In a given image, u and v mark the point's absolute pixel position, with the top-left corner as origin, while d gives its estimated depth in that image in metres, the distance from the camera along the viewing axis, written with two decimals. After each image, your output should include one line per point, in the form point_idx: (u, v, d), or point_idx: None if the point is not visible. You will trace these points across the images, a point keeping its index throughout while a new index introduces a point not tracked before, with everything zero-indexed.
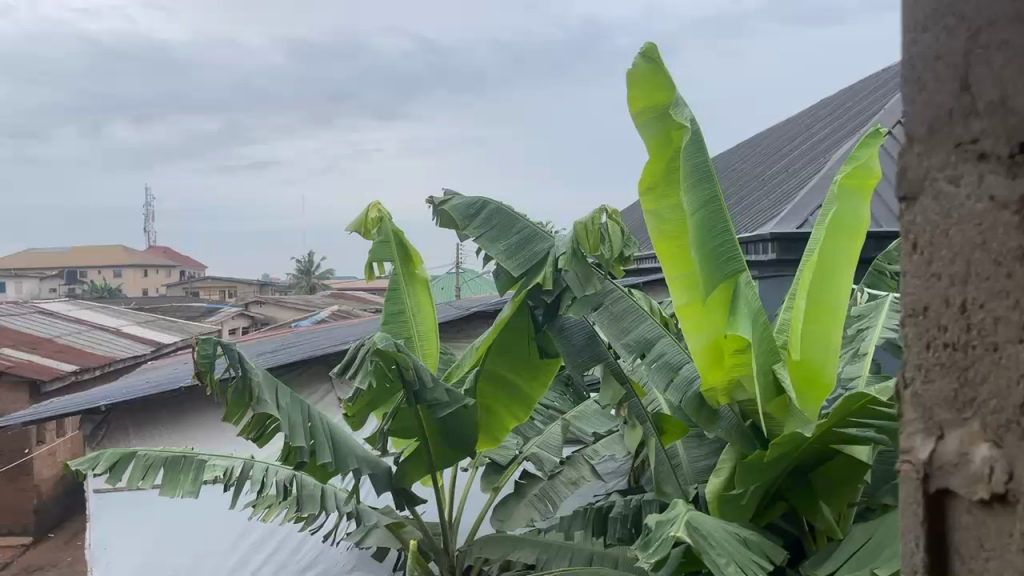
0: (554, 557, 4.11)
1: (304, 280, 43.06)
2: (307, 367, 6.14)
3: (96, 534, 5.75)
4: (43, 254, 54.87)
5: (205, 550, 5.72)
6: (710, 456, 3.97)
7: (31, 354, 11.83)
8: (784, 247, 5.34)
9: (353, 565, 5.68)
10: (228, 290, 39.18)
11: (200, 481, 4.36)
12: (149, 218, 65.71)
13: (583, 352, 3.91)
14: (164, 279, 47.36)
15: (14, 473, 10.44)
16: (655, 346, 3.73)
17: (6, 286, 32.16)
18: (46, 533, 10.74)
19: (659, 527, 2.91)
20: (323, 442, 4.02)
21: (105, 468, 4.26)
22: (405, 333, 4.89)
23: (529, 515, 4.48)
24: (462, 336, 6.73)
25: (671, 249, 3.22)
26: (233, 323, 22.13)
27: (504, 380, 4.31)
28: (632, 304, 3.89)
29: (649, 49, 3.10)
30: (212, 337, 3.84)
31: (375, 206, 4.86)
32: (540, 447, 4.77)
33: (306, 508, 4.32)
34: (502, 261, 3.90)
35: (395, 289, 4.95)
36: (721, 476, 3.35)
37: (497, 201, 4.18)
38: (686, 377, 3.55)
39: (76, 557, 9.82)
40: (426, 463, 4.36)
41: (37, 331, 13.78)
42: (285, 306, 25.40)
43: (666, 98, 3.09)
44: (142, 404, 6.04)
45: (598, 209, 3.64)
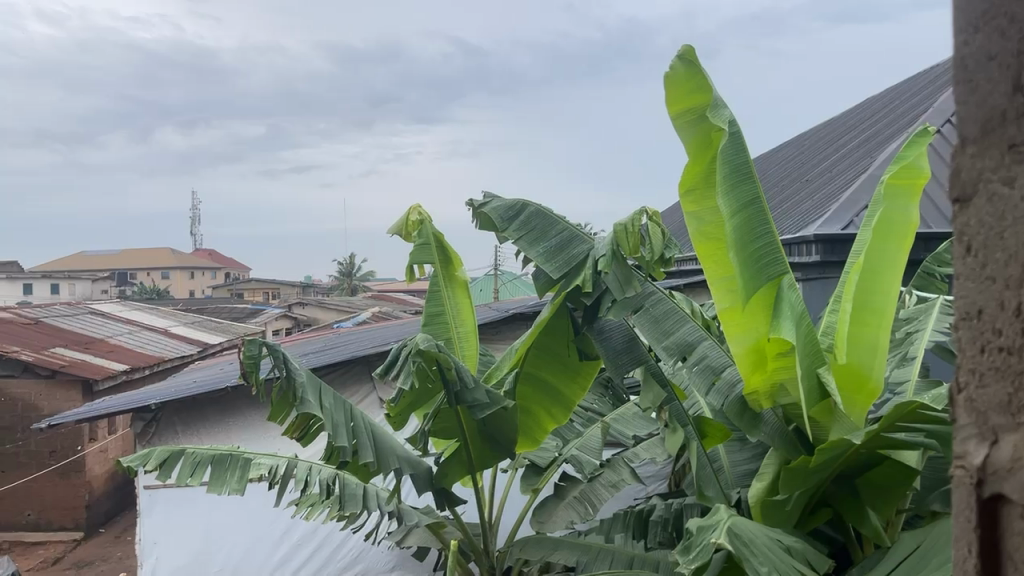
0: (597, 560, 4.09)
1: (345, 282, 43.63)
2: (349, 368, 6.23)
3: (145, 530, 5.89)
4: (93, 256, 56.34)
5: (249, 548, 5.85)
6: (752, 460, 3.94)
7: (84, 354, 12.19)
8: (829, 249, 5.26)
9: (393, 564, 5.77)
10: (272, 292, 40.02)
11: (246, 479, 4.44)
12: (196, 221, 67.35)
13: (623, 353, 3.90)
14: (209, 281, 48.41)
15: (66, 469, 10.74)
16: (696, 349, 3.70)
17: (60, 287, 33.30)
18: (96, 529, 11.02)
19: (699, 532, 2.89)
20: (365, 442, 4.06)
21: (155, 465, 4.36)
22: (445, 334, 4.94)
23: (569, 518, 4.48)
24: (502, 338, 6.78)
25: (712, 252, 3.19)
26: (276, 324, 22.50)
27: (543, 383, 4.32)
28: (673, 307, 3.87)
29: (687, 51, 3.09)
30: (258, 338, 3.91)
31: (415, 208, 4.90)
32: (580, 449, 4.76)
33: (348, 507, 4.38)
34: (541, 263, 3.90)
35: (436, 290, 5.00)
36: (763, 482, 3.32)
37: (536, 204, 4.20)
38: (729, 381, 3.52)
39: (126, 552, 10.06)
40: (466, 464, 4.39)
41: (89, 331, 14.19)
42: (327, 308, 25.78)
43: (704, 100, 3.08)
44: (190, 403, 6.18)
45: (638, 211, 3.63)
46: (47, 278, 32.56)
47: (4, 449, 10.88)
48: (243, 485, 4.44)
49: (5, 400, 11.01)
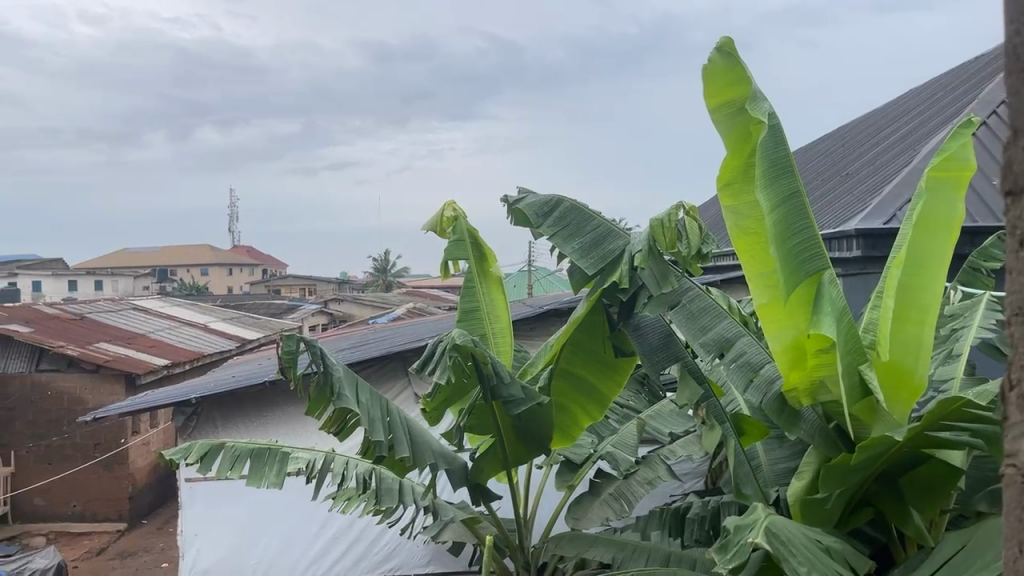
0: (633, 557, 4.06)
1: (380, 279, 43.96)
2: (385, 364, 6.28)
3: (187, 523, 5.94)
4: (135, 253, 57.49)
5: (287, 541, 5.93)
6: (791, 458, 3.88)
7: (127, 349, 12.45)
8: (871, 244, 5.15)
9: (428, 559, 5.89)
10: (308, 289, 40.54)
11: (284, 473, 4.49)
12: (234, 219, 68.48)
13: (659, 350, 3.87)
14: (247, 278, 49.16)
15: (110, 461, 10.99)
16: (734, 345, 3.65)
17: (104, 284, 34.06)
18: (139, 520, 11.27)
19: (737, 531, 2.85)
20: (401, 437, 4.08)
21: (195, 458, 4.43)
22: (480, 330, 4.94)
23: (605, 515, 4.47)
24: (537, 334, 6.77)
25: (751, 247, 3.15)
26: (312, 320, 22.77)
27: (579, 379, 4.31)
28: (711, 302, 3.82)
29: (725, 43, 3.05)
30: (295, 334, 3.94)
31: (450, 205, 4.90)
32: (615, 446, 4.73)
33: (384, 501, 4.41)
34: (576, 260, 3.88)
35: (470, 286, 5.01)
36: (803, 480, 3.27)
37: (571, 200, 4.18)
38: (767, 377, 3.47)
39: (168, 543, 10.27)
40: (501, 460, 4.39)
41: (132, 327, 14.50)
42: (362, 304, 26.02)
43: (742, 92, 3.03)
44: (229, 397, 6.28)
45: (675, 206, 3.59)
46: (92, 275, 33.33)
47: (51, 441, 11.17)
48: (281, 478, 4.48)
49: (51, 394, 11.30)
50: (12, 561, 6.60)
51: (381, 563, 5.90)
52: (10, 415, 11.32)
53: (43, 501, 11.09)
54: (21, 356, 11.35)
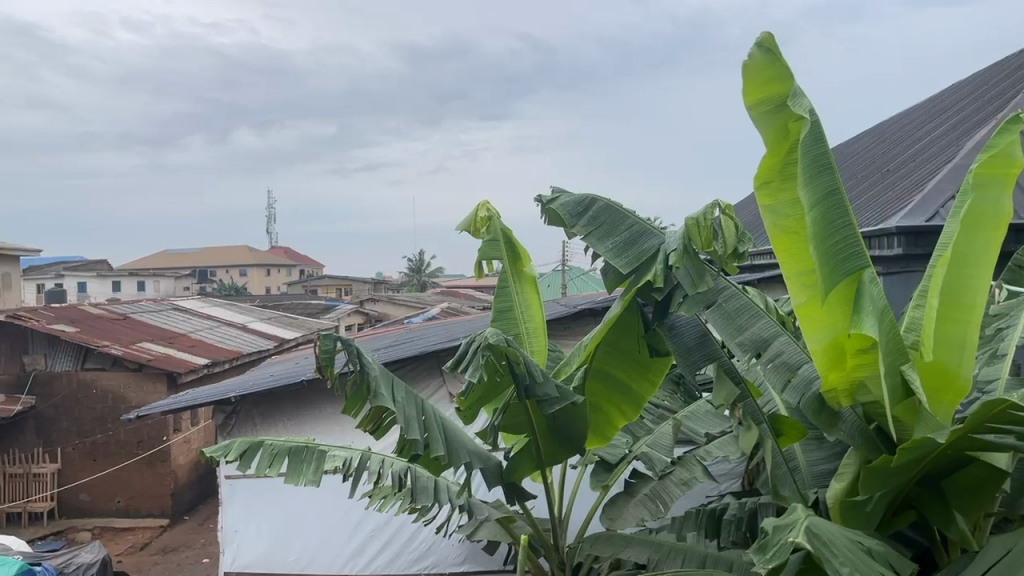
0: (669, 558, 4.02)
1: (415, 279, 44.23)
2: (419, 364, 6.33)
3: (227, 518, 6.09)
4: (175, 255, 58.61)
5: (325, 537, 6.01)
6: (830, 460, 3.83)
7: (168, 348, 12.72)
8: (912, 242, 5.04)
9: (463, 557, 5.91)
10: (344, 288, 41.01)
11: (321, 471, 4.53)
12: (271, 220, 69.64)
13: (695, 350, 3.85)
14: (285, 278, 49.83)
15: (152, 458, 11.23)
16: (771, 345, 3.62)
17: (146, 285, 34.82)
18: (181, 516, 11.49)
19: (776, 531, 2.82)
20: (436, 435, 4.11)
21: (235, 455, 4.50)
22: (514, 329, 4.95)
23: (640, 515, 4.42)
24: (570, 333, 6.77)
25: (789, 246, 3.10)
26: (348, 319, 23.01)
27: (614, 380, 4.30)
28: (747, 302, 3.79)
29: (767, 39, 3.00)
30: (332, 333, 3.99)
31: (484, 205, 4.93)
32: (650, 446, 4.71)
33: (420, 500, 4.44)
34: (610, 258, 3.86)
35: (504, 286, 5.03)
36: (843, 482, 3.24)
37: (605, 199, 4.18)
38: (805, 377, 3.44)
39: (208, 539, 10.46)
40: (536, 459, 4.39)
41: (173, 326, 14.79)
42: (397, 303, 26.21)
43: (783, 89, 2.99)
44: (267, 396, 6.37)
45: (710, 204, 3.57)
46: (134, 276, 34.07)
47: (96, 438, 11.44)
48: (319, 476, 4.52)
49: (96, 392, 11.56)
50: (58, 555, 6.76)
51: (416, 561, 5.94)
52: (57, 413, 11.61)
53: (88, 496, 11.36)
54: (69, 354, 11.68)
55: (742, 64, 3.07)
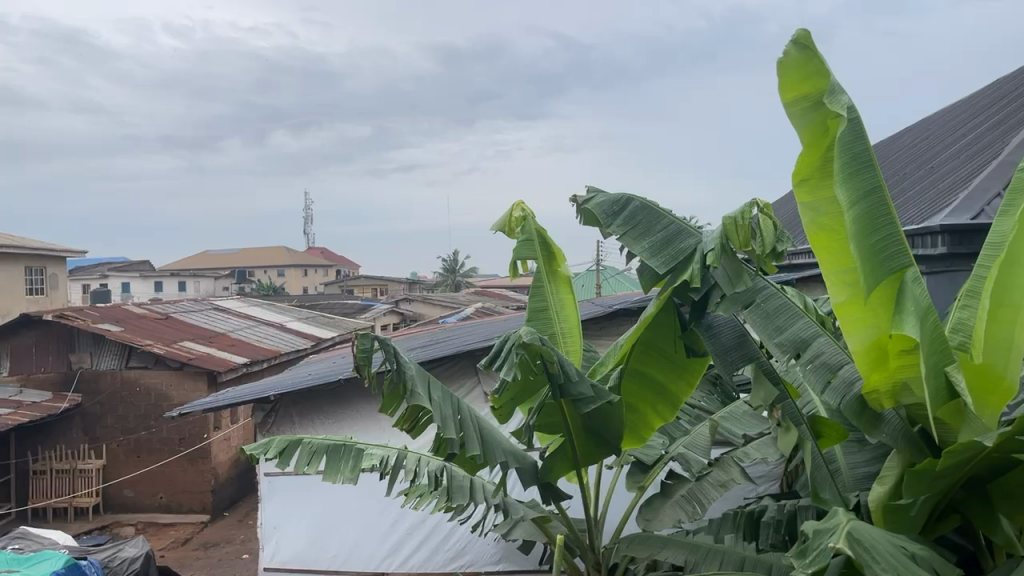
0: (706, 560, 3.97)
1: (450, 278, 44.44)
2: (453, 364, 6.37)
3: (267, 515, 6.18)
4: (215, 256, 59.66)
5: (362, 534, 6.07)
6: (872, 462, 3.77)
7: (208, 347, 12.94)
8: (957, 240, 4.94)
9: (499, 556, 5.94)
10: (379, 288, 41.39)
11: (359, 469, 4.57)
12: (308, 220, 70.53)
13: (732, 351, 3.81)
14: (321, 278, 50.42)
15: (194, 455, 11.45)
16: (811, 345, 3.57)
17: (187, 286, 35.46)
18: (222, 512, 11.69)
19: (817, 535, 2.79)
20: (472, 434, 4.12)
21: (275, 454, 4.57)
22: (549, 329, 4.94)
23: (676, 517, 4.41)
24: (606, 334, 6.75)
25: (829, 245, 3.05)
26: (383, 319, 23.24)
27: (651, 381, 4.27)
28: (786, 302, 3.74)
29: (803, 36, 2.97)
30: (369, 332, 4.02)
31: (518, 205, 4.94)
32: (687, 447, 4.68)
33: (456, 498, 4.45)
34: (647, 258, 3.84)
35: (539, 286, 5.04)
36: (886, 486, 3.20)
37: (642, 198, 4.16)
38: (846, 379, 3.39)
39: (248, 535, 10.62)
40: (571, 460, 4.38)
41: (212, 326, 15.05)
42: (432, 303, 26.35)
43: (821, 86, 2.94)
44: (305, 395, 6.46)
45: (748, 203, 3.53)
46: (176, 276, 34.83)
47: (140, 435, 11.68)
48: (356, 474, 4.56)
49: (139, 390, 11.80)
50: (103, 549, 6.92)
51: (452, 559, 5.96)
52: (102, 410, 11.88)
53: (131, 492, 11.64)
54: (114, 353, 11.96)
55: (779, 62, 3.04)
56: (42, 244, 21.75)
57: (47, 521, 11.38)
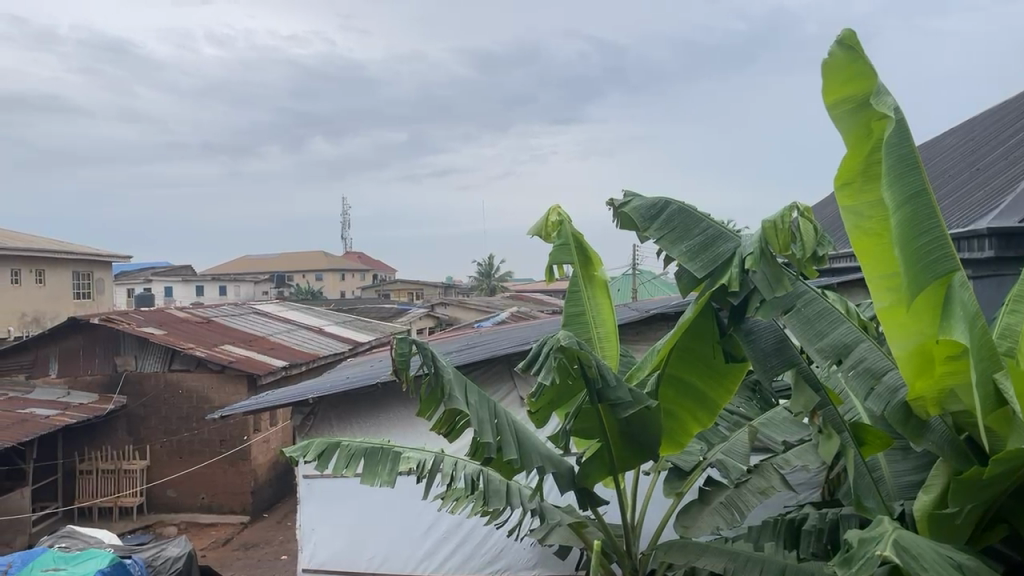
0: (746, 567, 3.91)
1: (485, 283, 44.58)
2: (490, 367, 6.39)
3: (305, 516, 6.25)
4: (256, 260, 60.67)
5: (399, 538, 6.11)
6: (917, 471, 3.69)
7: (248, 350, 13.16)
8: (1004, 243, 4.81)
9: (535, 561, 5.94)
10: (416, 292, 41.71)
11: (396, 472, 4.60)
12: (346, 226, 71.23)
13: (773, 356, 3.77)
14: (359, 283, 50.93)
15: (234, 457, 11.64)
16: (853, 351, 3.51)
17: (227, 289, 36.07)
18: (261, 513, 11.83)
19: (861, 544, 2.74)
20: (509, 438, 4.12)
21: (314, 456, 4.62)
22: (586, 333, 4.93)
23: (715, 523, 4.35)
24: (642, 338, 6.72)
25: (872, 249, 3.00)
26: (419, 323, 23.42)
27: (688, 385, 4.23)
28: (828, 306, 3.69)
29: (848, 36, 2.92)
30: (408, 336, 4.05)
31: (555, 209, 4.97)
32: (725, 454, 4.63)
33: (492, 502, 4.44)
34: (685, 262, 3.82)
35: (576, 291, 5.03)
36: (931, 494, 3.14)
37: (679, 202, 4.13)
38: (890, 386, 3.33)
39: (286, 536, 10.76)
40: (609, 465, 4.36)
41: (252, 329, 15.28)
42: (468, 307, 26.45)
43: (866, 86, 2.89)
44: (343, 398, 6.53)
45: (788, 206, 3.48)
46: (217, 280, 35.47)
47: (183, 436, 11.91)
48: (393, 477, 4.59)
49: (182, 392, 12.04)
50: (147, 548, 7.06)
51: (488, 563, 5.98)
52: (146, 411, 12.13)
53: (174, 492, 11.85)
54: (157, 355, 12.20)
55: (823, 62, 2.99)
56: (89, 250, 22.35)
57: (93, 520, 11.65)
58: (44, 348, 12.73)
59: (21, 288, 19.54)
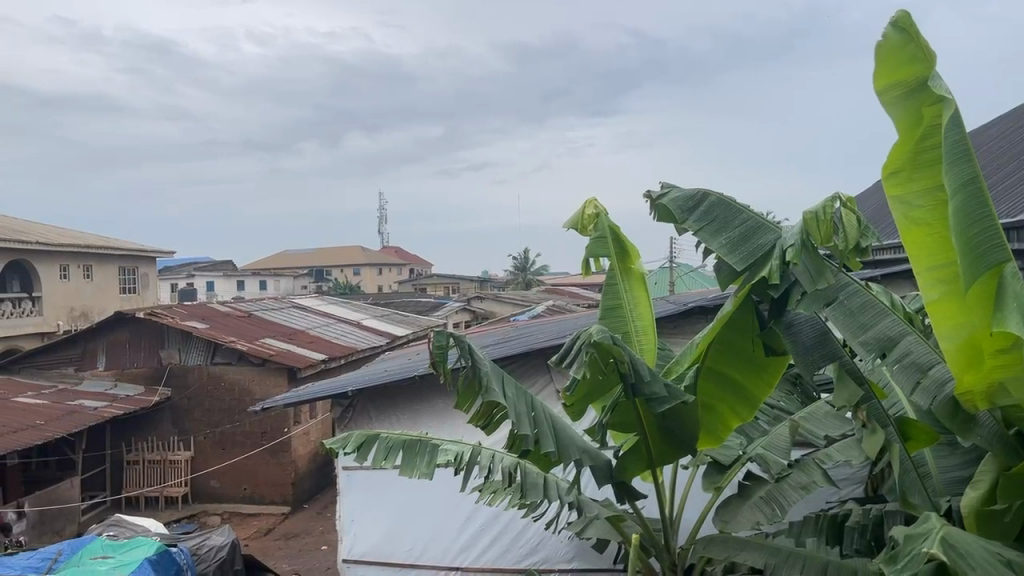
0: (787, 563, 3.85)
1: (521, 277, 44.61)
2: (526, 362, 6.39)
3: (346, 508, 6.35)
4: (294, 255, 61.54)
5: (437, 531, 6.15)
6: (965, 467, 3.60)
7: (289, 344, 13.35)
8: None
9: (573, 554, 5.94)
10: (451, 287, 41.94)
11: (434, 465, 4.63)
12: (382, 221, 71.95)
13: (814, 349, 3.71)
14: (396, 277, 51.33)
15: (275, 449, 11.83)
16: (898, 345, 3.43)
17: (267, 284, 36.61)
18: (301, 504, 12.00)
19: (908, 541, 2.68)
20: (546, 432, 4.11)
21: (353, 448, 4.66)
22: (622, 327, 4.89)
23: (755, 519, 4.29)
24: (680, 332, 6.66)
25: (922, 239, 2.93)
26: (455, 317, 23.57)
27: (726, 379, 4.17)
28: (871, 299, 3.62)
29: (903, 18, 2.84)
30: (445, 330, 4.07)
31: (591, 202, 4.94)
32: (765, 448, 4.57)
33: (529, 495, 4.45)
34: (724, 255, 3.77)
35: (612, 284, 5.01)
36: (978, 490, 3.07)
37: (718, 193, 4.09)
38: (937, 379, 3.26)
39: (327, 527, 10.89)
40: (646, 459, 4.32)
41: (291, 323, 15.50)
42: (503, 301, 26.50)
43: (920, 71, 2.81)
44: (381, 391, 6.59)
45: (830, 197, 3.42)
46: (257, 275, 36.01)
47: (225, 428, 12.14)
48: (431, 470, 4.62)
49: (224, 384, 12.26)
50: (192, 538, 7.21)
51: (526, 556, 5.99)
52: (189, 404, 12.38)
53: (218, 483, 12.09)
54: (200, 349, 12.43)
55: (876, 46, 2.93)
56: (134, 246, 22.87)
57: (140, 510, 11.94)
58: (92, 342, 13.06)
59: (69, 284, 20.08)
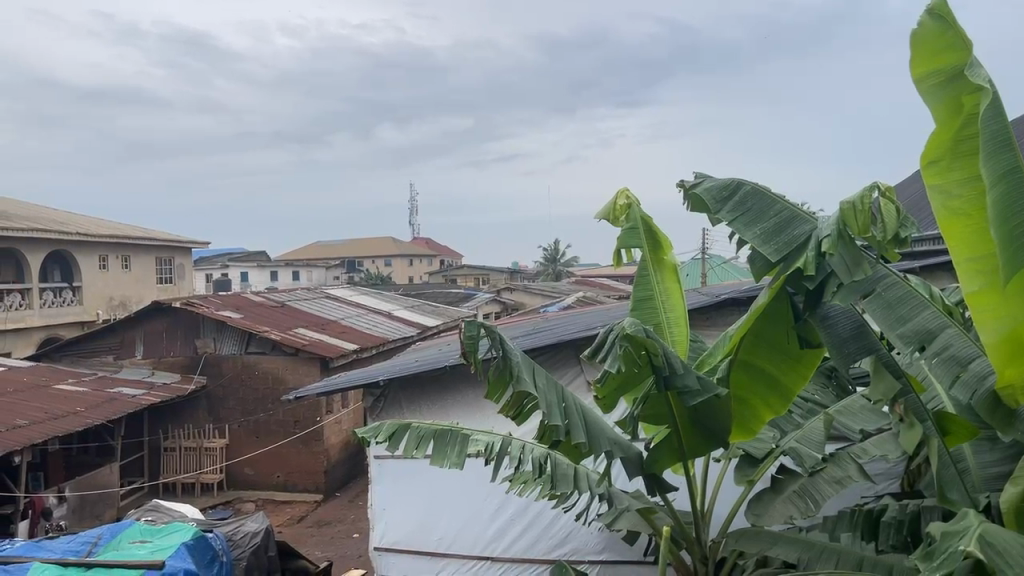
0: (821, 558, 3.80)
1: (552, 268, 44.56)
2: (556, 352, 6.38)
3: (377, 496, 6.42)
4: (324, 246, 62.06)
5: (468, 521, 6.18)
6: (1005, 462, 3.52)
7: (321, 334, 13.48)
8: None
9: (603, 546, 5.94)
10: (482, 278, 42.03)
11: (464, 454, 4.65)
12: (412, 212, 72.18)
13: (850, 343, 3.65)
14: (426, 269, 51.58)
15: (308, 437, 11.99)
16: (937, 337, 3.36)
17: (299, 276, 37.00)
18: (333, 492, 12.15)
19: (945, 539, 2.62)
20: (577, 423, 4.10)
21: (385, 437, 4.69)
22: (654, 319, 4.85)
23: (788, 513, 4.25)
24: (712, 324, 6.59)
25: (960, 230, 2.86)
26: (484, 308, 23.63)
27: (760, 371, 4.12)
28: (909, 291, 3.55)
29: (939, 5, 2.78)
30: (476, 320, 4.06)
31: (623, 193, 4.91)
32: (799, 441, 4.52)
33: (560, 487, 4.44)
34: (758, 246, 3.71)
35: (644, 276, 4.97)
36: (1019, 486, 2.99)
37: (752, 183, 4.04)
38: (977, 373, 3.19)
39: (358, 515, 11.02)
40: (677, 452, 4.30)
41: (323, 313, 15.66)
42: (533, 292, 26.51)
43: (958, 58, 2.75)
44: (412, 381, 6.63)
45: (868, 187, 3.36)
46: (290, 267, 36.39)
47: (259, 416, 12.31)
48: (462, 459, 4.64)
49: (258, 373, 12.43)
50: (227, 524, 7.32)
51: (556, 547, 6.00)
52: (224, 392, 12.58)
53: (252, 471, 12.28)
54: (234, 339, 12.60)
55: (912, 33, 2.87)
56: (170, 237, 23.23)
57: (176, 496, 12.18)
58: (130, 331, 13.30)
59: (108, 274, 20.46)
